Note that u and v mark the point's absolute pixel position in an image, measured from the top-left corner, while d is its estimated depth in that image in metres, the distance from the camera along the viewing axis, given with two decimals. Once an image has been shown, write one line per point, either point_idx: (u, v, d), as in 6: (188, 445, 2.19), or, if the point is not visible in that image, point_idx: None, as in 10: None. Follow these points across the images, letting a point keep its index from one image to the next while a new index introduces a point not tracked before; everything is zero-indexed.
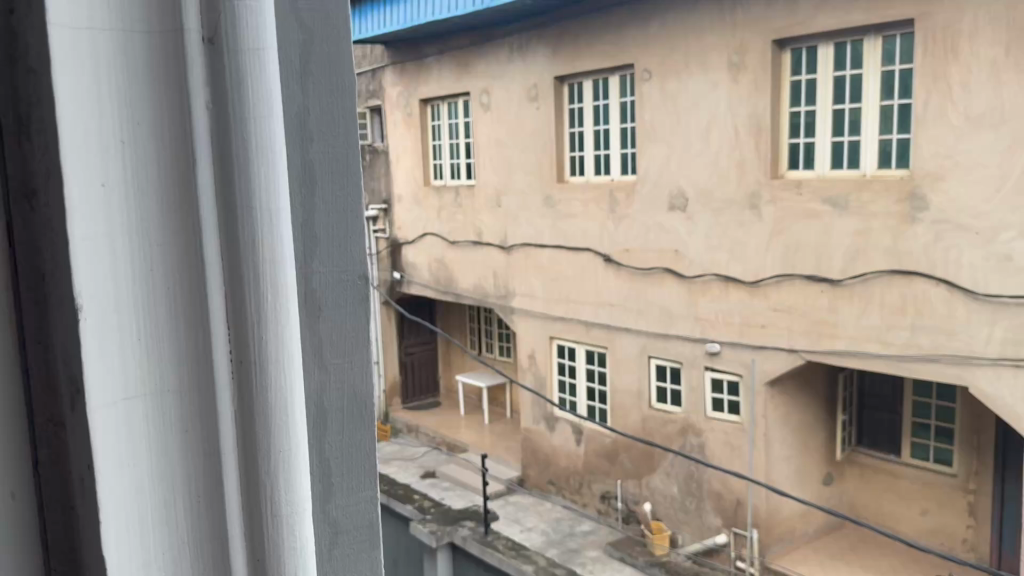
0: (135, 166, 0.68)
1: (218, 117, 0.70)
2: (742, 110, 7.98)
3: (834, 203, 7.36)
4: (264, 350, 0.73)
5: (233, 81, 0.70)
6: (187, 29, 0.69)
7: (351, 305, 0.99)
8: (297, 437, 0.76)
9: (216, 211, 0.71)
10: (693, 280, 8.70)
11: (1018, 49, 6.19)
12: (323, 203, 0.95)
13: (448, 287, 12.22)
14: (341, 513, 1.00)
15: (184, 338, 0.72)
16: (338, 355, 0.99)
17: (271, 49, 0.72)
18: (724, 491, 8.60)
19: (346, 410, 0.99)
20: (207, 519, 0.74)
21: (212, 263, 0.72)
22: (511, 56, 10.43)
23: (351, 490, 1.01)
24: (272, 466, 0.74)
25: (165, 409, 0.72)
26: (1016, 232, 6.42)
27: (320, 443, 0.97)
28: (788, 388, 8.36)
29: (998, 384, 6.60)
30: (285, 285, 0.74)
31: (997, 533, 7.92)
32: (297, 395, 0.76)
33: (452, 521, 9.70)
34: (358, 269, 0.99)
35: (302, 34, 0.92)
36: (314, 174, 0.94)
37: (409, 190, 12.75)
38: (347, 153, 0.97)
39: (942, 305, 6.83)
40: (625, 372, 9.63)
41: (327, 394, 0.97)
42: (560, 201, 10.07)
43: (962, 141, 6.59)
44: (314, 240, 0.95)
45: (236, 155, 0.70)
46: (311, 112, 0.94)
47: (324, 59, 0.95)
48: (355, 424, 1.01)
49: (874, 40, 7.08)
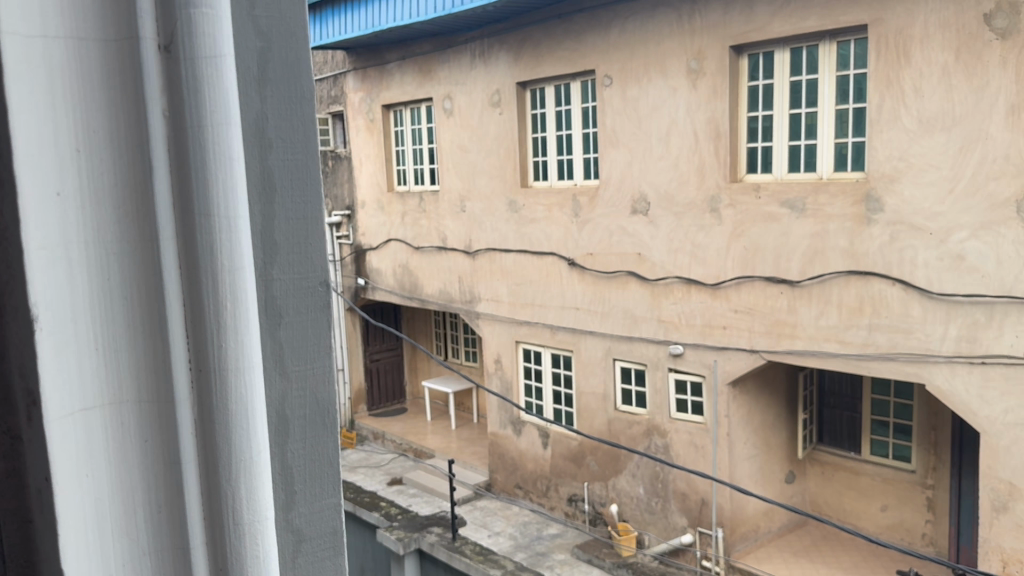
0: (88, 175, 0.83)
1: (172, 125, 0.86)
2: (701, 115, 8.10)
3: (791, 206, 7.50)
4: (223, 358, 0.89)
5: (191, 88, 0.86)
6: (144, 36, 0.85)
7: (312, 309, 1.12)
8: (258, 443, 0.92)
9: (174, 220, 0.87)
10: (656, 283, 8.80)
11: (968, 53, 6.37)
12: (284, 211, 1.08)
13: (413, 292, 12.18)
14: (304, 521, 1.12)
15: (143, 347, 0.87)
16: (300, 362, 1.12)
17: (226, 57, 0.88)
18: (689, 491, 8.68)
19: (307, 414, 1.12)
20: (161, 490, 0.89)
21: (170, 277, 0.87)
22: (473, 62, 10.46)
23: (314, 498, 1.14)
24: (234, 473, 0.90)
25: (124, 420, 0.87)
26: (968, 232, 6.58)
27: (282, 448, 1.09)
28: (749, 388, 8.47)
29: (954, 381, 6.73)
30: (245, 291, 0.90)
31: (954, 527, 8.11)
32: (256, 402, 0.92)
33: (419, 527, 9.69)
34: (319, 276, 1.12)
35: (259, 41, 1.04)
36: (274, 181, 1.07)
37: (373, 196, 12.69)
38: (308, 162, 1.10)
39: (897, 304, 6.98)
40: (590, 375, 9.68)
41: (289, 398, 1.10)
42: (523, 205, 10.11)
43: (914, 144, 6.75)
44: (275, 248, 1.07)
45: (194, 162, 0.86)
46: (270, 118, 1.06)
47: (284, 64, 1.07)
48: (317, 428, 1.13)
49: (829, 45, 7.24)
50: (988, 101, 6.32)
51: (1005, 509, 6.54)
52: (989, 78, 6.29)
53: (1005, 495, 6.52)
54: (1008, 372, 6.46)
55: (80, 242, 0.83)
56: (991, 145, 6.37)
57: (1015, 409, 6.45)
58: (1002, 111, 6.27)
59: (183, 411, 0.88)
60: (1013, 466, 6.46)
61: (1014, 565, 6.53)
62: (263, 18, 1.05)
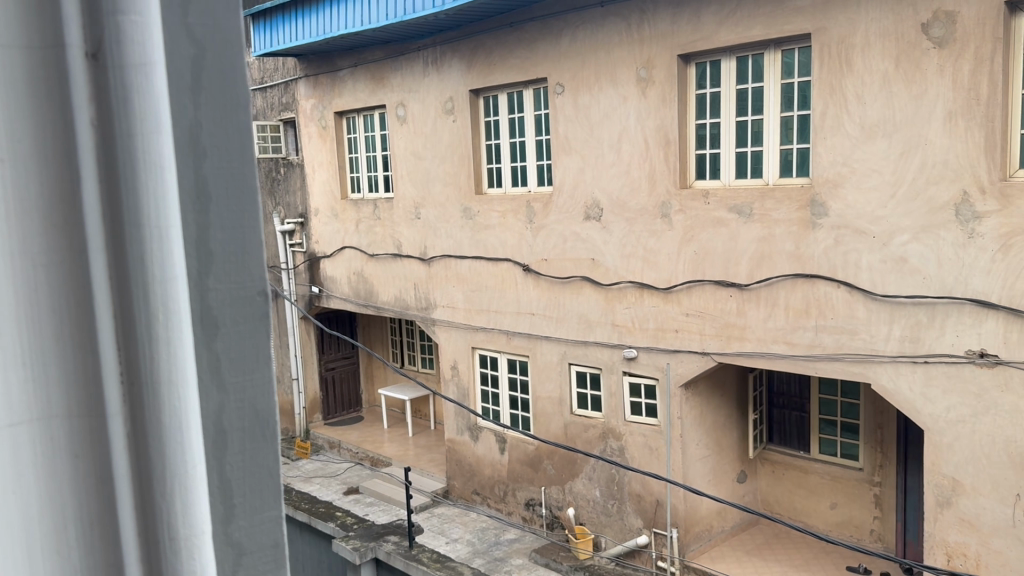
0: (7, 204, 0.75)
1: (102, 146, 0.77)
2: (652, 122, 8.23)
3: (739, 211, 7.66)
4: (163, 404, 0.80)
5: (120, 100, 0.77)
6: (69, 45, 0.76)
7: (252, 322, 0.97)
8: (204, 495, 0.83)
9: (105, 254, 0.78)
10: (610, 287, 8.89)
11: (907, 62, 6.54)
12: (220, 218, 0.93)
13: (368, 300, 12.13)
14: (245, 536, 0.97)
15: (73, 394, 0.78)
16: (239, 374, 0.96)
17: (158, 65, 0.79)
18: (644, 492, 8.77)
19: (248, 431, 0.96)
20: (97, 525, 0.80)
21: (102, 317, 0.78)
22: (426, 69, 10.48)
23: (253, 512, 0.98)
24: (176, 527, 0.81)
25: (54, 472, 0.78)
26: (909, 235, 6.73)
27: (220, 464, 0.93)
28: (701, 390, 8.60)
29: (898, 380, 6.91)
30: (186, 329, 0.81)
31: (901, 523, 8.32)
32: (201, 450, 0.82)
33: (376, 536, 9.64)
34: (259, 285, 0.97)
35: (192, 49, 0.90)
36: (209, 192, 0.92)
37: (326, 204, 12.62)
38: (244, 166, 0.96)
39: (843, 306, 7.15)
40: (546, 379, 9.74)
41: (227, 411, 0.94)
42: (478, 212, 10.14)
43: (857, 150, 6.92)
44: (211, 256, 0.92)
45: (126, 190, 0.77)
46: (204, 128, 0.91)
47: (219, 68, 0.92)
48: (257, 441, 0.98)
49: (774, 54, 7.41)
50: (927, 108, 6.49)
51: (949, 504, 6.73)
52: (928, 86, 6.46)
53: (949, 490, 6.71)
54: (949, 371, 6.63)
55: (5, 268, 0.75)
56: (931, 150, 6.53)
57: (956, 406, 6.62)
58: (941, 117, 6.44)
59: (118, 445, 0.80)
60: (956, 462, 6.65)
61: (958, 558, 6.72)
62: (199, 25, 0.89)
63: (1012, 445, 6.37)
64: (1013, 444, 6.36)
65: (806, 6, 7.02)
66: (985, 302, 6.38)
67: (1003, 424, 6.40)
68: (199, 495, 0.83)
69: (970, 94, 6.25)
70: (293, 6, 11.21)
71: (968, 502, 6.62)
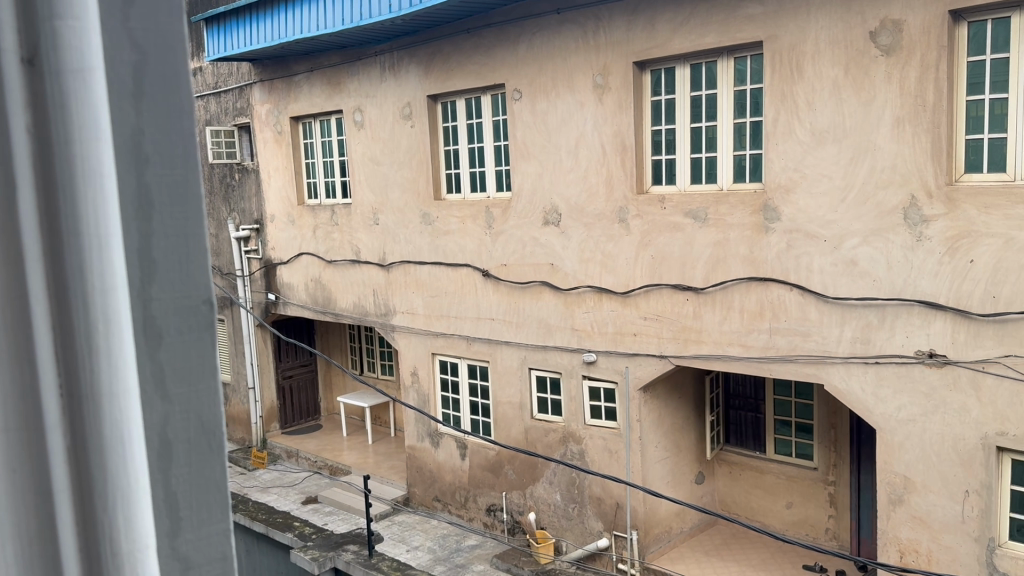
0: None
1: (40, 151, 0.79)
2: (609, 128, 8.30)
3: (694, 216, 7.77)
4: (101, 404, 0.81)
5: (57, 103, 0.78)
6: (5, 51, 0.77)
7: (197, 331, 0.92)
8: (142, 490, 0.84)
9: (43, 257, 0.79)
10: (569, 292, 8.93)
11: (856, 69, 6.69)
12: (162, 226, 0.88)
13: (326, 307, 12.02)
14: (192, 548, 0.92)
15: (12, 398, 0.79)
16: (182, 385, 0.91)
17: (96, 70, 0.80)
18: (604, 495, 8.81)
19: (194, 443, 0.92)
20: (32, 527, 0.80)
21: (40, 320, 0.79)
22: (383, 74, 10.45)
23: (201, 524, 0.93)
24: (114, 525, 0.82)
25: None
26: (859, 238, 6.87)
27: (165, 479, 0.89)
28: (659, 393, 8.69)
29: (850, 380, 7.06)
30: (123, 327, 0.82)
31: (855, 520, 8.44)
32: (140, 447, 0.84)
33: (335, 546, 9.55)
34: (203, 293, 0.92)
35: (134, 54, 0.85)
36: (151, 199, 0.87)
37: (282, 210, 12.49)
38: (187, 175, 0.90)
39: (796, 308, 7.29)
40: (506, 385, 9.75)
41: (172, 425, 0.90)
42: (437, 218, 10.12)
43: (808, 156, 7.06)
44: (153, 265, 0.87)
45: (65, 195, 0.79)
46: (147, 131, 0.86)
47: (162, 72, 0.87)
48: (203, 453, 0.93)
49: (727, 61, 7.55)
50: (876, 115, 6.63)
51: (900, 501, 6.88)
52: (876, 93, 6.61)
53: (901, 488, 6.86)
54: (899, 371, 6.78)
55: None
56: (879, 155, 6.67)
57: (906, 406, 6.77)
58: (889, 123, 6.58)
59: (54, 445, 0.80)
60: (907, 460, 6.80)
61: (910, 555, 6.87)
62: (141, 30, 0.85)
63: (960, 443, 6.52)
64: (961, 442, 6.52)
65: (757, 14, 7.16)
66: (933, 303, 6.52)
67: (952, 423, 6.55)
68: (143, 506, 0.84)
69: (916, 101, 6.40)
70: (247, 10, 11.08)
71: (920, 499, 6.77)
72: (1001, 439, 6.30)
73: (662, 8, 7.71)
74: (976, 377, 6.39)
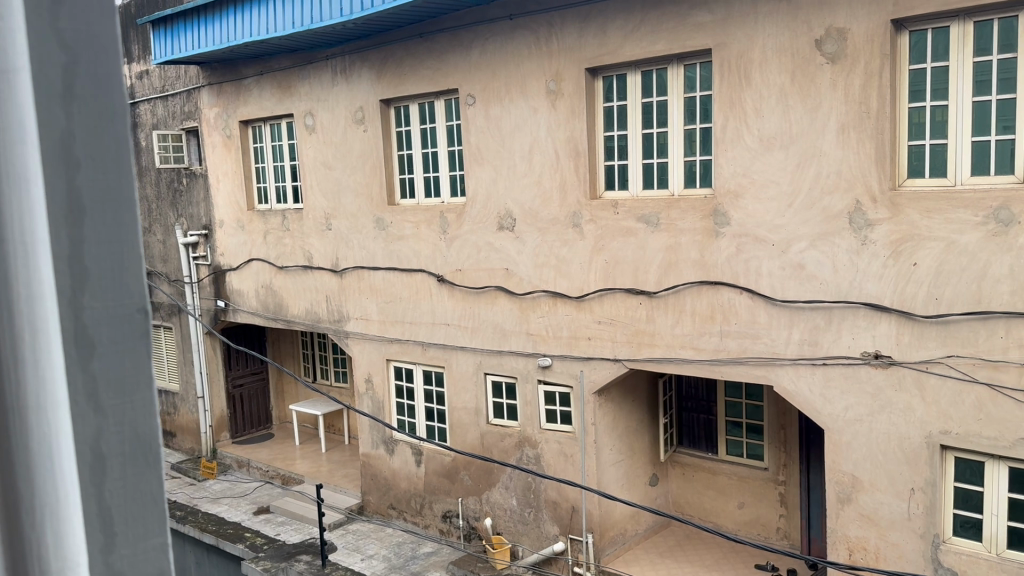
0: None
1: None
2: (561, 133, 8.35)
3: (646, 221, 7.86)
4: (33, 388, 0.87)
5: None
6: None
7: (130, 341, 0.89)
8: (63, 477, 0.88)
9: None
10: (524, 297, 8.94)
11: (802, 77, 6.83)
12: (94, 230, 0.86)
13: (277, 314, 11.85)
14: (127, 568, 0.90)
15: None
16: (118, 399, 0.88)
17: (18, 71, 0.82)
18: (560, 499, 8.84)
19: (129, 457, 0.89)
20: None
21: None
22: (334, 78, 10.37)
23: (138, 541, 0.90)
24: (45, 503, 0.88)
25: None
26: (806, 242, 7.00)
27: (97, 493, 0.87)
28: (614, 396, 8.74)
29: (798, 381, 7.20)
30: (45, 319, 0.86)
31: (805, 520, 8.61)
32: (64, 438, 0.87)
33: (287, 556, 9.59)
34: (137, 302, 0.89)
35: (60, 51, 0.82)
36: (81, 202, 0.85)
37: (231, 215, 12.29)
38: (124, 179, 0.88)
39: (745, 311, 7.41)
40: (461, 390, 9.72)
41: (105, 439, 0.88)
42: (390, 223, 10.06)
43: (756, 162, 7.19)
44: (83, 266, 0.85)
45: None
46: (78, 135, 0.84)
47: (95, 70, 0.84)
48: (140, 466, 0.90)
49: (677, 68, 7.65)
50: (821, 121, 6.78)
51: (848, 500, 7.03)
52: (821, 100, 6.75)
53: (848, 487, 7.00)
54: (846, 372, 6.92)
55: None
56: (825, 161, 6.82)
57: (852, 406, 6.92)
58: (834, 129, 6.73)
59: None
60: (854, 459, 6.95)
61: (858, 552, 7.02)
62: (68, 29, 0.82)
63: (905, 441, 6.67)
64: (906, 441, 6.67)
65: (706, 22, 7.28)
66: (878, 306, 6.67)
67: (897, 422, 6.70)
68: (73, 511, 0.88)
69: (860, 108, 6.56)
70: (194, 12, 10.89)
71: (867, 497, 6.92)
72: (944, 437, 6.47)
73: (613, 15, 7.79)
74: (919, 377, 6.55)
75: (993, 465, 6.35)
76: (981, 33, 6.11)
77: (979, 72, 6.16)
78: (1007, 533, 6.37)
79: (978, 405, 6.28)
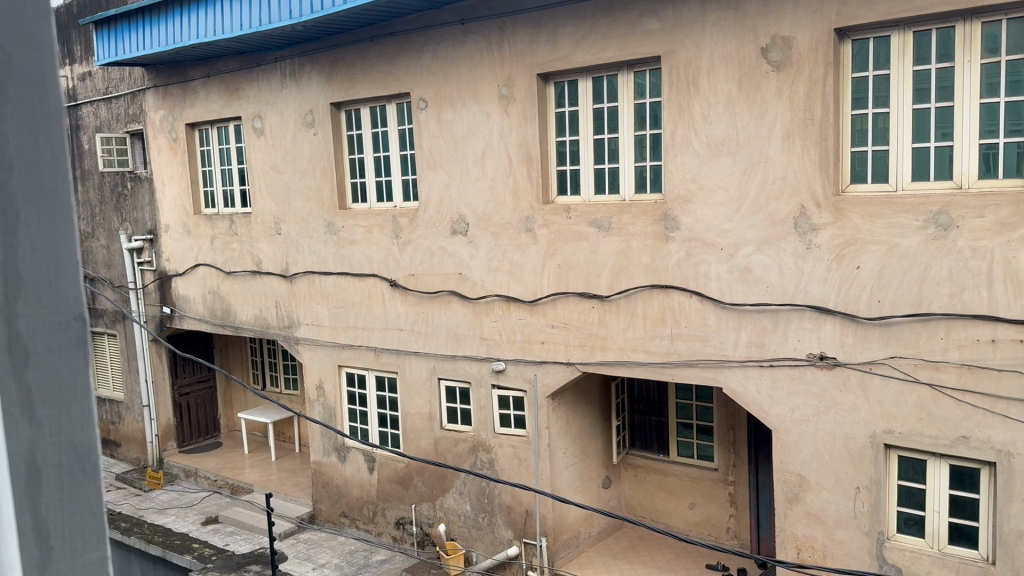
0: None
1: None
2: (513, 138, 8.39)
3: (598, 225, 7.94)
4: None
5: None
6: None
7: (63, 354, 1.08)
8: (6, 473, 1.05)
9: None
10: (477, 301, 8.94)
11: (748, 84, 6.97)
12: (30, 259, 1.05)
13: (225, 320, 11.63)
14: (62, 564, 1.10)
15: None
16: (54, 408, 1.08)
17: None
18: (514, 503, 8.84)
19: (62, 463, 1.08)
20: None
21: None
22: (284, 81, 10.25)
23: (73, 550, 1.10)
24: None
25: None
26: (754, 247, 7.13)
27: (32, 502, 1.06)
28: (567, 400, 8.78)
29: (747, 383, 7.33)
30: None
31: (754, 520, 8.78)
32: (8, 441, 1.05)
33: (236, 567, 9.45)
34: (74, 316, 1.09)
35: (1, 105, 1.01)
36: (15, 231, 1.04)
37: (177, 219, 12.04)
38: (59, 217, 1.07)
39: (695, 314, 7.52)
40: (415, 396, 9.67)
41: (40, 447, 1.06)
42: (342, 228, 9.97)
43: (705, 167, 7.31)
44: (20, 289, 1.04)
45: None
46: (18, 178, 1.04)
47: (29, 122, 1.04)
48: (75, 476, 1.09)
49: (627, 75, 7.75)
50: (767, 128, 6.93)
51: (796, 499, 7.18)
52: (767, 107, 6.90)
53: (796, 487, 7.16)
54: (793, 373, 7.07)
55: None
56: (770, 167, 6.96)
57: (799, 406, 7.07)
58: (779, 136, 6.88)
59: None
60: (802, 459, 7.10)
61: (806, 551, 7.17)
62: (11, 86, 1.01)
63: (850, 441, 6.83)
64: (851, 440, 6.83)
65: (655, 29, 7.39)
66: (823, 308, 6.82)
67: (842, 422, 6.86)
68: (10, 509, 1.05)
69: (804, 115, 6.71)
70: (139, 13, 10.66)
71: (814, 496, 7.07)
72: (887, 437, 6.64)
73: (564, 22, 7.86)
74: (863, 377, 6.71)
75: (934, 463, 6.54)
76: (920, 43, 6.30)
77: (918, 81, 6.34)
78: (948, 529, 6.56)
79: (919, 404, 6.46)
